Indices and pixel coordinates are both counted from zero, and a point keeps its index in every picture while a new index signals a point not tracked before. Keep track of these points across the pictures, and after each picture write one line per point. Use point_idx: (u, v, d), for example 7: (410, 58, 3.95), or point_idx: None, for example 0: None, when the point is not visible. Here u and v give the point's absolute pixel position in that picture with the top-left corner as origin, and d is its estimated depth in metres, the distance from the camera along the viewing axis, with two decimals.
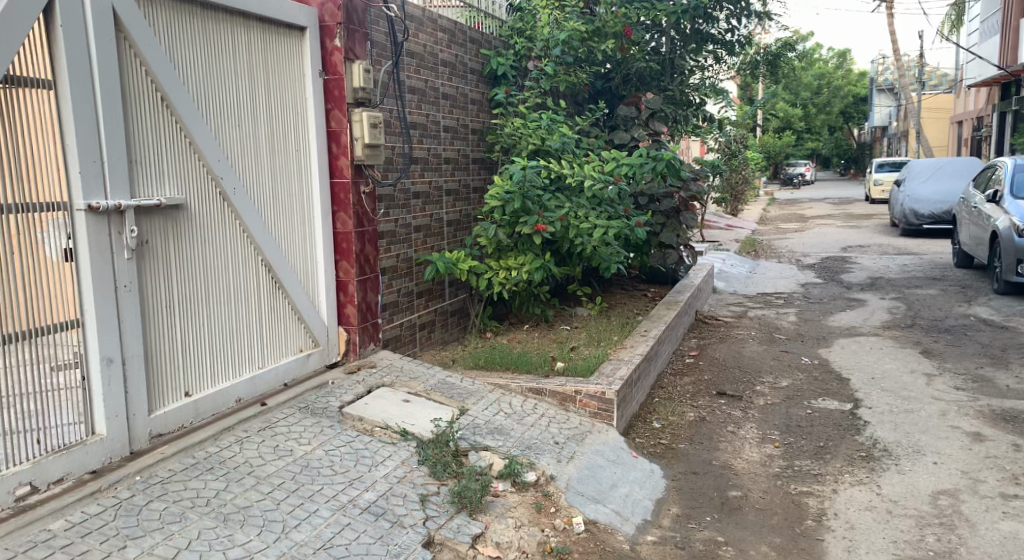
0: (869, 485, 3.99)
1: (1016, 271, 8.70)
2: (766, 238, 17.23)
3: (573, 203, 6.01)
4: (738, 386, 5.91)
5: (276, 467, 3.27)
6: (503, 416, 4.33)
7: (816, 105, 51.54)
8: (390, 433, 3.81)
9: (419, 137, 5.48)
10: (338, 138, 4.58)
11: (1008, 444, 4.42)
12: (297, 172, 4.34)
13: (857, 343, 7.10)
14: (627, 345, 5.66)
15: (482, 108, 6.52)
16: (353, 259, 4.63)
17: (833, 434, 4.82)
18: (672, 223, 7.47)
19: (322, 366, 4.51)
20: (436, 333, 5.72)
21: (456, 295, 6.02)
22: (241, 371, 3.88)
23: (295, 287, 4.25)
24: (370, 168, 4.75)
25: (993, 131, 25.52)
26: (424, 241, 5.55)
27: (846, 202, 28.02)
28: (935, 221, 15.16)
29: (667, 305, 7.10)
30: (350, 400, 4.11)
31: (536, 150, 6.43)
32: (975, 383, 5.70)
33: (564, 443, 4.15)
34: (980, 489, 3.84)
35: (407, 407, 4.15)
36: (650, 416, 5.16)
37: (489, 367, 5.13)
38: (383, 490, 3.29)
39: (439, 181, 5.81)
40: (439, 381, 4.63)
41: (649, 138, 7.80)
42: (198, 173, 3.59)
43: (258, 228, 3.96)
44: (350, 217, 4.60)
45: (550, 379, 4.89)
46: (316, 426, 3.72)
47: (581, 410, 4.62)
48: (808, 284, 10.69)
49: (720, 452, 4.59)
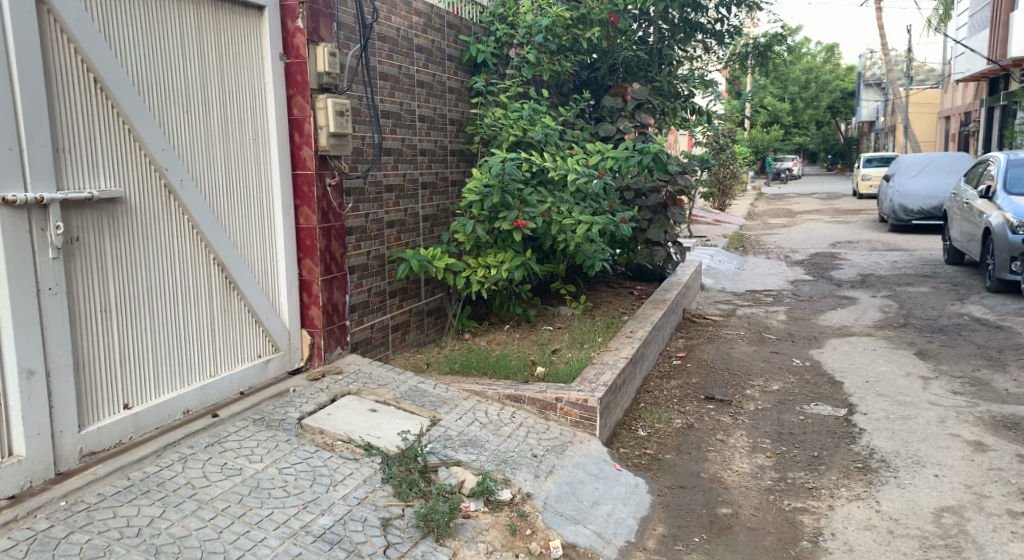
0: (868, 501, 3.73)
1: (1010, 268, 8.50)
2: (754, 233, 17.03)
3: (557, 198, 5.73)
4: (727, 390, 5.65)
5: (222, 488, 2.92)
6: (477, 426, 4.03)
7: (803, 100, 51.50)
8: (353, 447, 3.51)
9: (392, 127, 5.16)
10: (301, 127, 4.26)
11: (1012, 455, 4.18)
12: (255, 163, 4.01)
13: (850, 343, 6.87)
14: (612, 347, 5.38)
15: (461, 97, 6.19)
16: (317, 257, 4.31)
17: (828, 443, 4.57)
18: (659, 219, 7.18)
19: (283, 372, 4.19)
20: (410, 335, 5.41)
21: (433, 294, 5.72)
22: (190, 380, 3.55)
23: (252, 288, 3.93)
24: (335, 160, 4.43)
25: (981, 127, 25.48)
26: (397, 238, 5.23)
27: (834, 197, 27.93)
28: (924, 216, 14.97)
29: (654, 304, 6.83)
30: (312, 410, 3.80)
31: (518, 142, 6.12)
32: (973, 387, 5.47)
33: (542, 457, 3.87)
34: (986, 506, 3.59)
35: (373, 417, 3.85)
36: (635, 423, 4.90)
37: (464, 372, 4.83)
38: (340, 513, 2.98)
39: (414, 173, 5.49)
40: (410, 387, 4.33)
41: (635, 130, 7.53)
42: (138, 162, 3.25)
43: (209, 224, 3.64)
44: (314, 211, 4.28)
45: (530, 385, 4.60)
46: (271, 442, 3.39)
47: (562, 419, 4.34)
48: (798, 281, 10.46)
49: (708, 464, 4.32)
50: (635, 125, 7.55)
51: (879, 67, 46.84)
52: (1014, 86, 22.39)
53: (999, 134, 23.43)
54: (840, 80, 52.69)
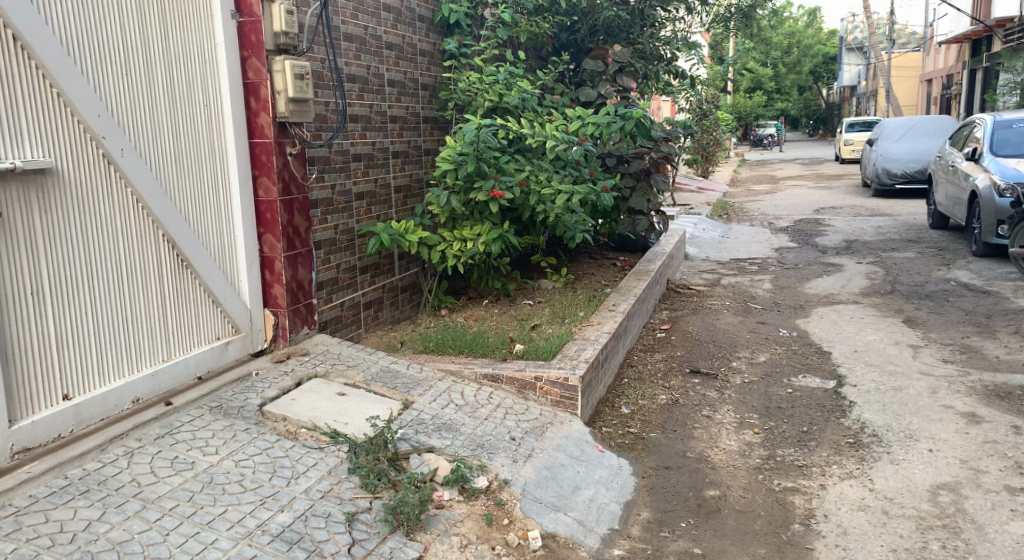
0: (861, 479, 3.58)
1: (997, 232, 8.37)
2: (737, 200, 16.85)
3: (535, 166, 5.48)
4: (713, 363, 5.48)
5: (171, 485, 2.67)
6: (452, 409, 3.81)
7: (786, 65, 51.08)
8: (318, 435, 3.28)
9: (359, 92, 4.86)
10: (257, 92, 3.94)
11: (1007, 427, 4.05)
12: (207, 131, 3.71)
13: (837, 312, 6.71)
14: (594, 321, 5.17)
15: (433, 60, 5.84)
16: (279, 232, 4.03)
17: (817, 417, 4.42)
18: (642, 187, 6.90)
19: (245, 355, 3.94)
20: (384, 312, 5.17)
21: (407, 269, 5.47)
22: (140, 366, 3.28)
23: (207, 267, 3.66)
24: (296, 127, 4.12)
25: (963, 90, 25.36)
26: (367, 210, 4.96)
27: (817, 163, 27.84)
28: (908, 180, 14.82)
29: (637, 275, 6.62)
30: (274, 396, 3.56)
31: (494, 107, 5.81)
32: (963, 354, 5.35)
33: (521, 440, 3.67)
34: (983, 482, 3.45)
35: (341, 402, 3.62)
36: (618, 401, 4.71)
37: (440, 350, 4.60)
38: (302, 510, 2.75)
39: (385, 142, 5.20)
40: (382, 368, 4.10)
41: (617, 95, 7.23)
42: (71, 130, 2.93)
43: (157, 199, 3.34)
44: (274, 183, 3.99)
45: (509, 363, 4.38)
46: (228, 432, 3.13)
47: (542, 398, 4.15)
48: (783, 249, 10.30)
49: (695, 442, 4.15)
50: (617, 90, 7.26)
51: (861, 30, 46.48)
52: (997, 46, 22.24)
53: (982, 96, 23.32)
54: (823, 45, 52.39)
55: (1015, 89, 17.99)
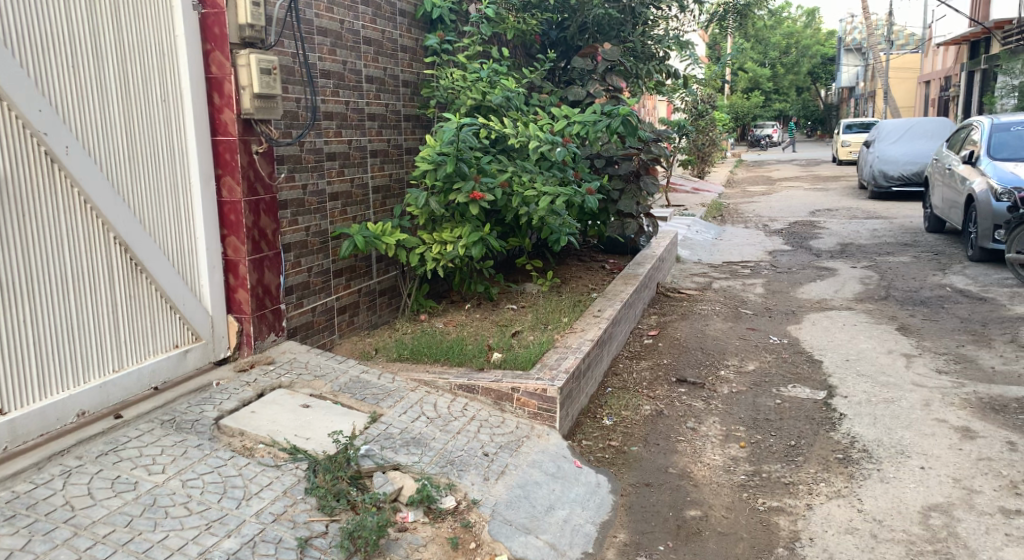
0: (849, 499, 3.41)
1: (993, 237, 8.22)
2: (732, 201, 16.69)
3: (518, 166, 5.31)
4: (700, 371, 5.31)
5: (108, 509, 2.48)
6: (423, 422, 3.63)
7: (784, 65, 50.94)
8: (275, 452, 3.11)
9: (334, 89, 4.68)
10: (220, 87, 3.76)
11: (1002, 443, 3.88)
12: (166, 127, 3.53)
13: (829, 318, 6.54)
14: (577, 328, 4.99)
15: (415, 56, 5.66)
16: (243, 234, 3.86)
17: (805, 431, 4.26)
18: (631, 189, 6.71)
19: (206, 363, 3.77)
20: (360, 317, 4.99)
21: (385, 272, 5.29)
22: (87, 377, 3.10)
23: (164, 271, 3.48)
24: (263, 124, 3.94)
25: (961, 92, 25.26)
26: (342, 212, 4.78)
27: (813, 164, 27.71)
28: (904, 182, 14.66)
29: (625, 279, 6.44)
30: (232, 408, 3.39)
31: (477, 106, 5.62)
32: (958, 364, 5.18)
33: (493, 455, 3.50)
34: (977, 504, 3.28)
35: (304, 414, 3.45)
36: (600, 411, 4.54)
37: (414, 358, 4.42)
38: (250, 535, 2.57)
39: (362, 140, 5.02)
40: (352, 378, 3.93)
41: (606, 94, 7.05)
42: (9, 128, 2.73)
43: (107, 200, 3.16)
44: (238, 183, 3.81)
45: (485, 373, 4.20)
46: (177, 448, 2.95)
47: (519, 410, 3.98)
48: (777, 252, 10.14)
49: (678, 457, 3.98)
50: (606, 90, 7.06)
51: (859, 32, 46.36)
52: (995, 49, 22.13)
53: (979, 99, 23.20)
54: (821, 46, 52.31)
55: (1012, 92, 17.86)
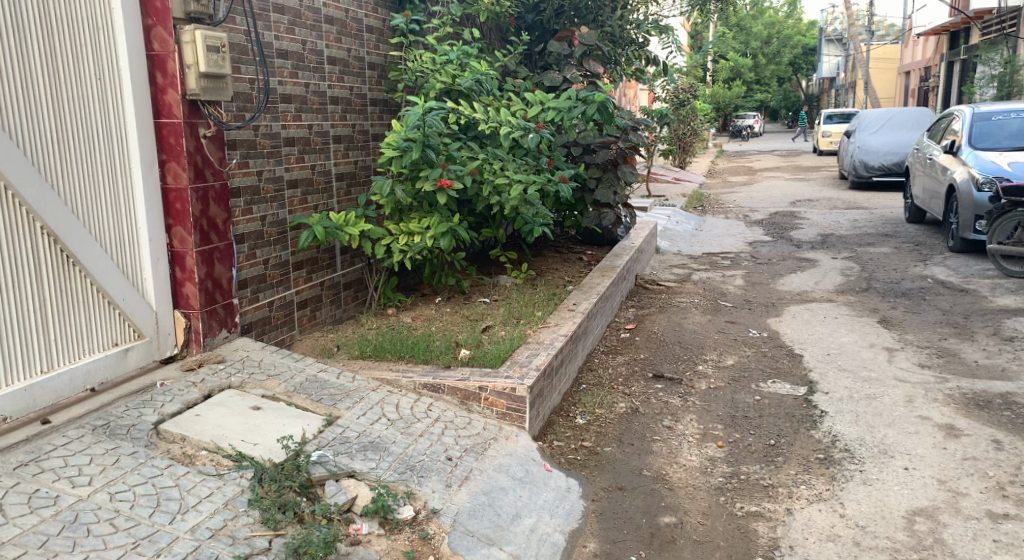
0: (831, 503, 3.25)
1: (975, 228, 8.13)
2: (713, 191, 16.55)
3: (489, 154, 5.10)
4: (678, 366, 5.14)
5: (21, 528, 2.23)
6: (383, 425, 3.41)
7: (766, 56, 51.03)
8: (218, 459, 2.88)
9: (293, 70, 4.41)
10: (163, 65, 3.49)
11: (987, 441, 3.74)
12: (101, 107, 3.25)
13: (810, 311, 6.40)
14: (550, 323, 4.79)
15: (382, 37, 5.39)
16: (190, 224, 3.60)
17: (785, 429, 4.09)
18: (608, 178, 6.49)
19: (149, 362, 3.52)
20: (322, 311, 4.75)
21: (350, 264, 5.06)
22: (10, 379, 2.83)
23: (99, 264, 3.22)
24: (211, 106, 3.68)
25: (940, 82, 25.37)
26: (302, 201, 4.53)
27: (794, 154, 27.69)
28: (885, 172, 14.60)
29: (602, 271, 6.25)
30: (174, 412, 3.14)
31: (447, 90, 5.37)
32: (940, 358, 5.06)
33: (457, 460, 3.29)
34: (963, 507, 3.13)
35: (253, 418, 3.22)
36: (573, 410, 4.35)
37: (377, 355, 4.19)
38: (182, 553, 2.32)
39: (325, 124, 4.77)
40: (308, 377, 3.70)
41: (584, 80, 6.80)
42: None
43: (32, 187, 2.89)
44: (183, 168, 3.56)
45: (452, 371, 3.99)
46: (108, 457, 2.71)
47: (486, 410, 3.77)
48: (757, 242, 10.00)
49: (653, 458, 3.81)
50: (583, 75, 6.82)
51: (842, 22, 46.48)
52: (974, 39, 22.23)
53: (959, 89, 23.28)
54: (802, 37, 52.47)
55: (991, 82, 17.91)
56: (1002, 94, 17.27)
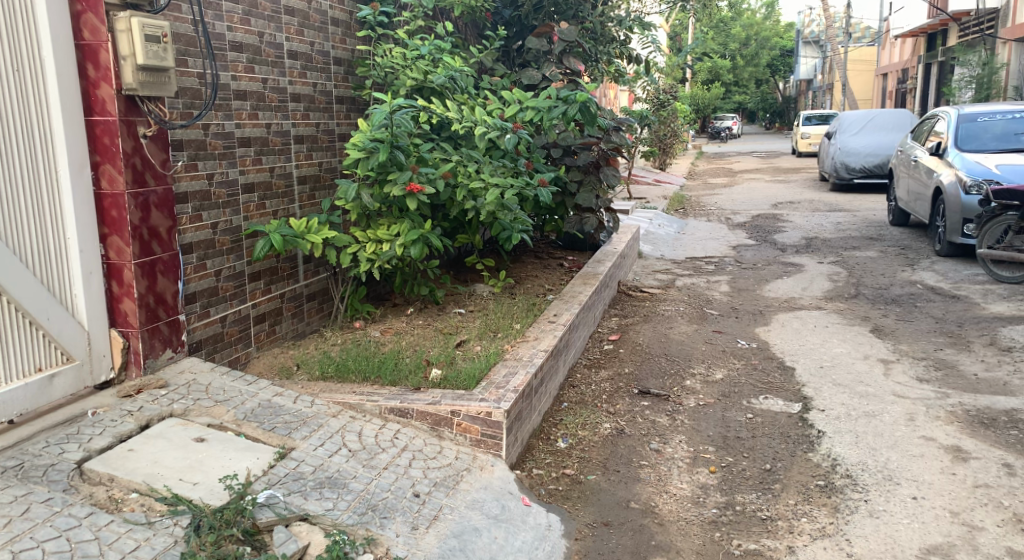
0: (836, 540, 2.96)
1: (963, 232, 7.95)
2: (694, 193, 16.34)
3: (463, 156, 4.78)
4: (664, 381, 4.84)
5: None
6: (343, 457, 3.06)
7: (744, 57, 51.34)
8: (150, 504, 2.51)
9: (248, 64, 4.05)
10: (95, 56, 3.12)
11: (998, 466, 3.49)
12: (22, 104, 2.86)
13: (799, 319, 6.14)
14: (529, 336, 4.47)
15: (349, 31, 5.05)
16: (127, 233, 3.23)
17: (781, 451, 3.81)
18: (590, 180, 6.19)
19: (81, 389, 3.14)
20: (283, 326, 4.39)
21: (315, 274, 4.71)
22: None
23: (19, 280, 2.84)
24: (151, 102, 3.31)
25: (918, 83, 25.51)
26: (259, 206, 4.16)
27: (773, 156, 27.65)
28: (866, 174, 14.48)
29: (584, 279, 5.95)
30: (103, 447, 2.77)
31: (419, 88, 5.04)
32: (939, 372, 4.81)
33: (426, 497, 2.95)
34: (981, 545, 2.87)
35: (194, 453, 2.85)
36: (554, 433, 4.04)
37: (340, 377, 3.83)
38: None
39: (286, 123, 4.41)
40: (260, 403, 3.34)
41: (563, 78, 6.50)
42: None
43: None
44: (119, 172, 3.19)
45: (421, 394, 3.65)
46: (16, 506, 2.31)
47: (459, 437, 3.45)
48: (740, 246, 9.76)
49: (641, 487, 3.50)
50: (563, 73, 6.51)
51: (818, 24, 46.76)
52: (952, 41, 22.35)
53: (937, 90, 23.38)
54: (779, 39, 52.74)
55: (970, 83, 17.95)
56: (981, 95, 17.30)
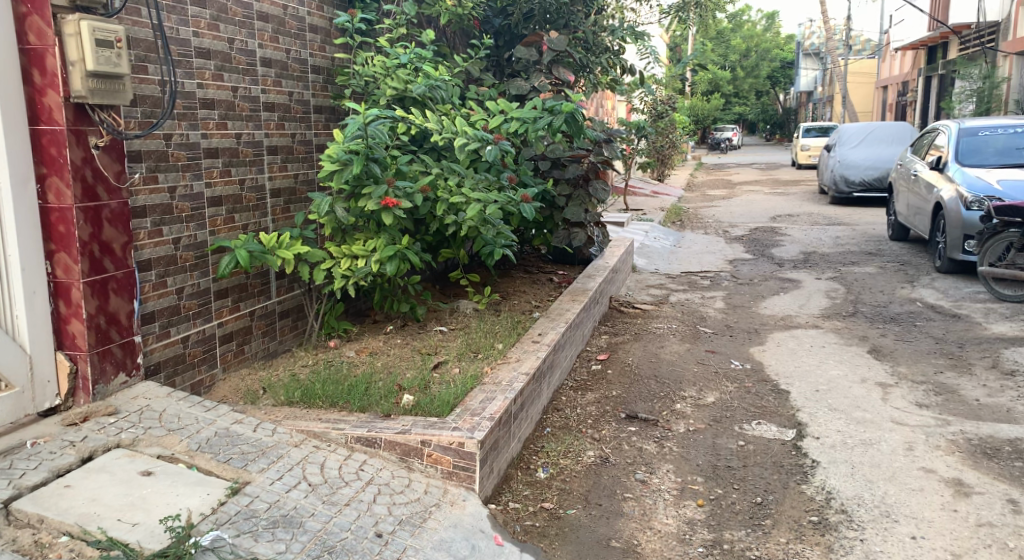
0: None
1: (964, 248, 7.76)
2: (692, 205, 16.14)
3: (444, 168, 4.59)
4: (653, 405, 4.63)
5: None
6: (301, 492, 2.85)
7: (744, 69, 51.32)
8: (80, 548, 2.30)
9: (216, 72, 3.86)
10: (41, 62, 2.93)
11: (1003, 502, 3.28)
12: None
13: (796, 338, 5.94)
14: (511, 357, 4.26)
15: (329, 38, 4.87)
16: (75, 250, 3.03)
17: (773, 483, 3.60)
18: (579, 194, 6.00)
19: (22, 417, 2.93)
20: (252, 346, 4.19)
21: (288, 290, 4.51)
22: None
23: None
24: (104, 111, 3.12)
25: (918, 96, 25.37)
26: (227, 220, 3.97)
27: (773, 168, 27.50)
28: (866, 188, 14.31)
29: (572, 295, 5.74)
30: (37, 483, 2.57)
31: (400, 98, 4.86)
32: (939, 396, 4.60)
33: (388, 537, 2.74)
34: None
35: (138, 488, 2.64)
36: (534, 462, 3.83)
37: (307, 403, 3.62)
38: None
39: (257, 133, 4.22)
40: (217, 432, 3.13)
41: (553, 88, 6.32)
42: None
43: None
44: (67, 185, 2.99)
45: (391, 421, 3.44)
46: None
47: (430, 468, 3.24)
48: (737, 261, 9.56)
49: (624, 523, 3.29)
50: (552, 83, 6.33)
51: (818, 36, 46.78)
52: (953, 54, 22.25)
53: (937, 103, 23.26)
54: (779, 50, 52.76)
55: (970, 96, 17.82)
56: (981, 109, 17.17)
